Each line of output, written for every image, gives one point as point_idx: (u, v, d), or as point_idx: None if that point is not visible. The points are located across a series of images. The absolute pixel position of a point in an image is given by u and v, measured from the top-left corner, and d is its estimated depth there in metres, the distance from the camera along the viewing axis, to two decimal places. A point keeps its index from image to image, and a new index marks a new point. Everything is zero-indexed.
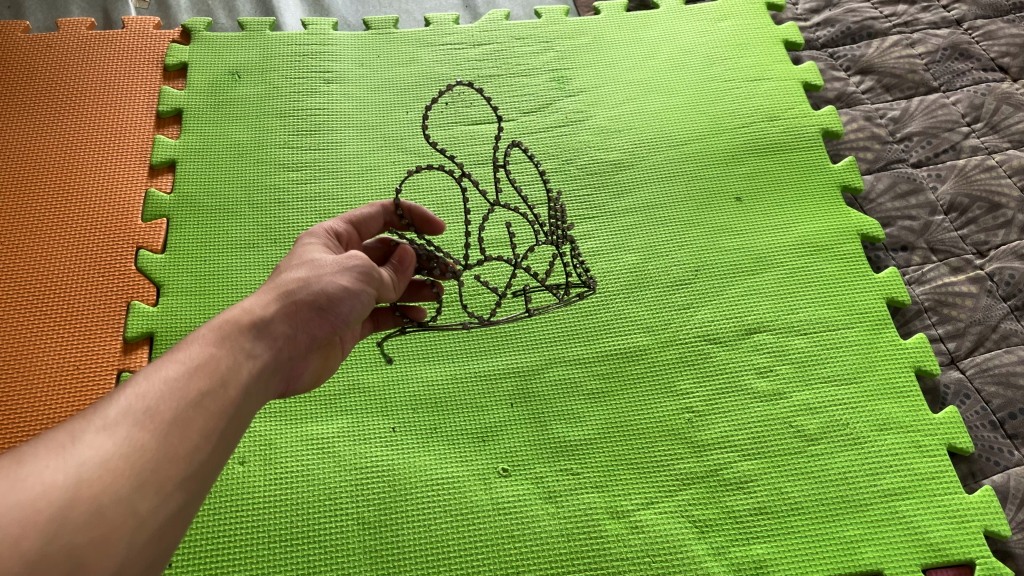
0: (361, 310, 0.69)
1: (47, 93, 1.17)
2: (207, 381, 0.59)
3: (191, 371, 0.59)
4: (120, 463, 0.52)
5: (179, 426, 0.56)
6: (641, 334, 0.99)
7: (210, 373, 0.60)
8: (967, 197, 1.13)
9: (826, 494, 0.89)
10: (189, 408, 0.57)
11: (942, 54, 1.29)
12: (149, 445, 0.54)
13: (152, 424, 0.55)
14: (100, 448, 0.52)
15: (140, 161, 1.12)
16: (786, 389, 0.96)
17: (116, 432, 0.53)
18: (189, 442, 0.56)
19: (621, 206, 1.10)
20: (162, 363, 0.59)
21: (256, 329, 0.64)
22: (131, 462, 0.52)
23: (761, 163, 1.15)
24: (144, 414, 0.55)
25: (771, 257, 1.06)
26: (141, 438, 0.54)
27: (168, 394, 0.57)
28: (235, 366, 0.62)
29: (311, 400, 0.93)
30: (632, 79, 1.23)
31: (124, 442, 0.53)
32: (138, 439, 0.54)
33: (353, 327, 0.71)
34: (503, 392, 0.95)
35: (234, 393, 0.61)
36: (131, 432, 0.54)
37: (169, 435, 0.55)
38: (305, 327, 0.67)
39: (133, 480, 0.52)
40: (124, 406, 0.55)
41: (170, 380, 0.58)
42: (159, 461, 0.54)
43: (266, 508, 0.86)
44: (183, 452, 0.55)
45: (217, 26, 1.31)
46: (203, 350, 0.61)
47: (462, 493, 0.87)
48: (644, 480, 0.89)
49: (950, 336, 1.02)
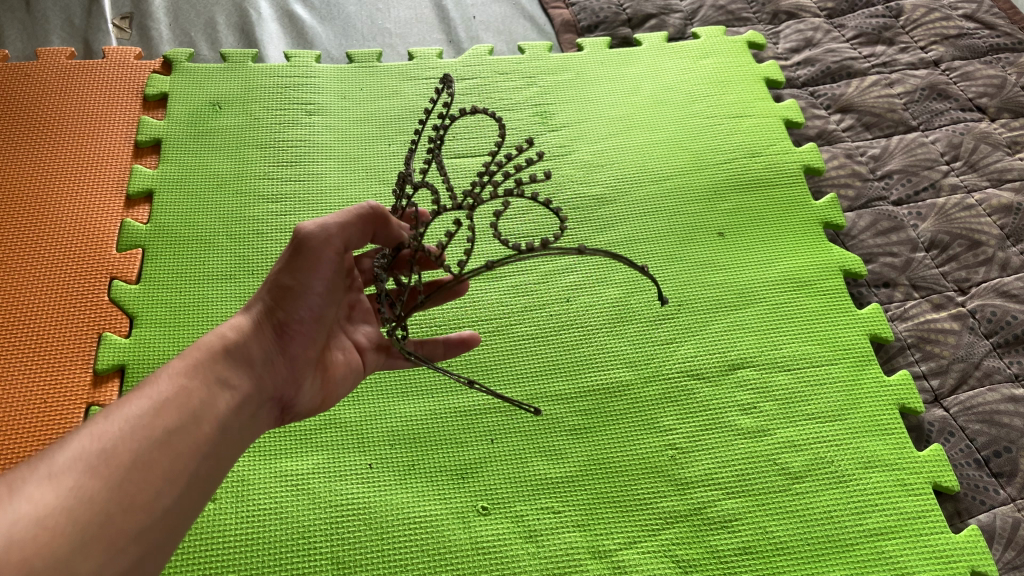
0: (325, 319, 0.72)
1: (24, 122, 1.15)
2: (172, 417, 0.60)
3: (156, 407, 0.60)
4: (63, 519, 0.51)
5: (136, 471, 0.56)
6: (624, 369, 0.97)
7: (175, 405, 0.61)
8: (947, 235, 1.14)
9: (812, 534, 0.88)
10: (150, 449, 0.57)
11: (921, 94, 1.30)
12: (100, 494, 0.53)
13: (106, 471, 0.55)
14: (44, 501, 0.51)
15: (118, 192, 1.10)
16: (770, 426, 0.94)
17: (64, 481, 0.53)
18: (149, 488, 0.56)
19: (603, 239, 1.09)
20: (126, 401, 0.60)
21: (229, 358, 0.66)
22: (77, 516, 0.52)
23: (744, 199, 1.15)
24: (99, 460, 0.55)
25: (754, 292, 1.05)
26: (92, 486, 0.53)
27: (128, 435, 0.57)
28: (203, 394, 0.63)
29: (288, 435, 0.90)
30: (615, 115, 1.23)
31: (72, 493, 0.52)
32: (89, 489, 0.53)
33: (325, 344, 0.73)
34: (484, 427, 0.93)
35: (204, 423, 0.61)
36: (81, 480, 0.53)
37: (125, 482, 0.55)
38: (279, 349, 0.69)
39: (78, 536, 0.51)
40: (78, 452, 0.55)
41: (132, 420, 0.58)
42: (111, 512, 0.53)
43: (237, 547, 0.83)
44: (140, 501, 0.55)
45: (200, 57, 1.30)
46: (170, 382, 0.62)
47: (440, 531, 0.85)
48: (627, 519, 0.87)
49: (933, 373, 1.02)
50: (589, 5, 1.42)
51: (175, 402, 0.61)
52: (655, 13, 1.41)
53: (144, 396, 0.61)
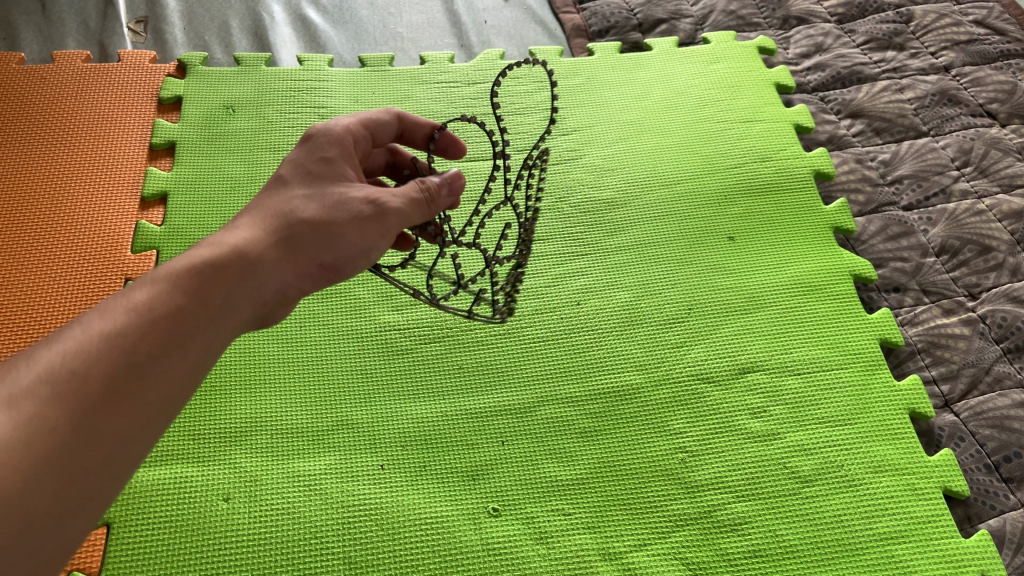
0: (359, 262, 0.67)
1: (39, 125, 1.16)
2: (161, 335, 0.55)
3: (146, 322, 0.55)
4: (24, 448, 0.48)
5: (110, 401, 0.52)
6: (635, 372, 0.98)
7: (168, 322, 0.56)
8: (958, 239, 1.14)
9: (822, 538, 0.88)
10: (129, 376, 0.53)
11: (931, 99, 1.30)
12: (65, 424, 0.50)
13: (75, 399, 0.51)
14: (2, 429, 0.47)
15: (132, 194, 1.11)
16: (780, 430, 0.95)
17: (26, 407, 0.49)
18: (121, 420, 0.52)
19: (614, 243, 1.09)
20: (108, 309, 0.56)
21: (236, 281, 0.61)
22: (37, 446, 0.48)
23: (754, 203, 1.15)
24: (69, 385, 0.51)
25: (764, 296, 1.05)
26: (57, 416, 0.50)
27: (106, 358, 0.53)
28: (203, 312, 0.58)
29: (300, 436, 0.91)
30: (625, 119, 1.24)
31: (34, 419, 0.49)
32: (54, 414, 0.50)
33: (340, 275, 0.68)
34: (495, 429, 0.93)
35: (196, 344, 0.57)
36: (46, 407, 0.50)
37: (96, 412, 0.51)
38: (288, 280, 0.64)
39: (35, 472, 0.48)
40: (48, 373, 0.51)
41: (114, 338, 0.54)
42: (73, 446, 0.50)
43: (249, 547, 0.83)
44: (107, 434, 0.51)
45: (214, 60, 1.31)
46: (164, 292, 0.57)
47: (452, 533, 0.86)
48: (637, 521, 0.88)
49: (944, 378, 1.02)
50: (600, 9, 1.43)
51: (170, 317, 0.56)
52: (666, 17, 1.42)
53: (131, 306, 0.56)
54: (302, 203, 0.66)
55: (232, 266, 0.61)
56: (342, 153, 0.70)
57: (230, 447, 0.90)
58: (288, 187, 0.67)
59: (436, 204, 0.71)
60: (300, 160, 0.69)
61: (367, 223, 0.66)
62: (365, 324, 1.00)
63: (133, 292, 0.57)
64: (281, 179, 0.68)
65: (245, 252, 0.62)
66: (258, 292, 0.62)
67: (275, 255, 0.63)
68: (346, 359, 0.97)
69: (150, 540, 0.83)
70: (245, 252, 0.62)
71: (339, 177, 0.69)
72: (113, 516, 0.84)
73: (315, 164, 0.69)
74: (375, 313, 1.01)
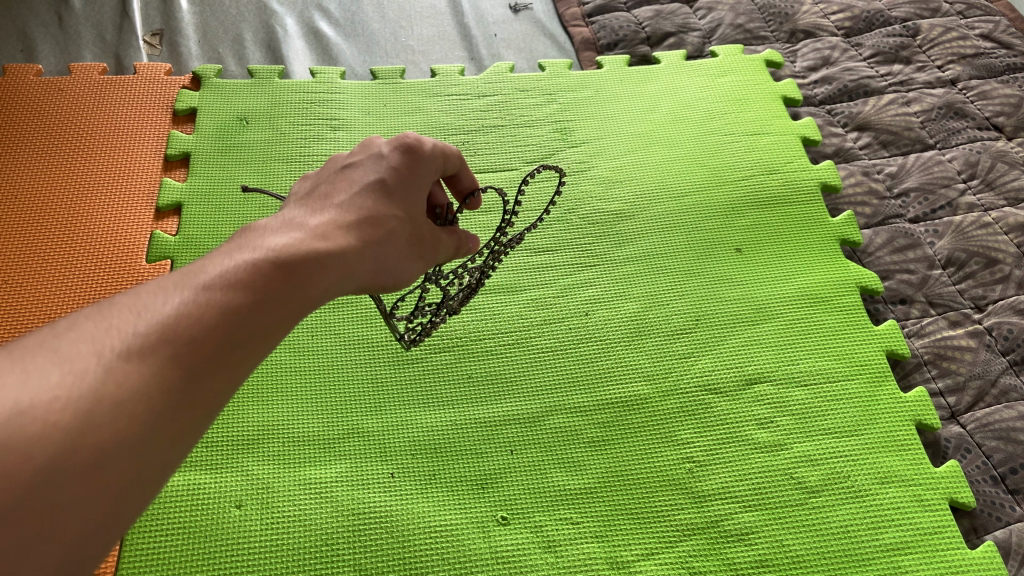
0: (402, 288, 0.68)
1: (57, 136, 1.18)
2: (274, 317, 0.52)
3: (262, 294, 0.52)
4: (142, 410, 0.44)
5: (218, 373, 0.49)
6: (642, 383, 0.99)
7: (283, 305, 0.53)
8: (964, 252, 1.15)
9: (828, 548, 0.88)
10: (239, 349, 0.50)
11: (938, 112, 1.31)
12: (179, 389, 0.46)
13: (192, 364, 0.47)
14: (124, 386, 0.44)
15: (147, 204, 1.13)
16: (787, 440, 0.95)
17: (148, 364, 0.45)
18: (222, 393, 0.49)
19: (621, 255, 1.11)
20: (227, 271, 0.52)
21: (338, 272, 0.58)
22: (152, 410, 0.45)
23: (760, 215, 1.16)
24: (189, 347, 0.47)
25: (770, 307, 1.06)
26: (173, 380, 0.46)
27: (223, 324, 0.49)
28: (311, 302, 0.55)
29: (312, 444, 0.92)
30: (632, 131, 1.25)
31: (154, 380, 0.45)
32: (171, 379, 0.46)
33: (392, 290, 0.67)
34: (503, 438, 0.94)
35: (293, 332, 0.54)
36: (163, 367, 0.46)
37: (204, 383, 0.48)
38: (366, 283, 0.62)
39: (146, 435, 0.44)
40: (168, 328, 0.47)
41: (231, 304, 0.50)
42: (183, 412, 0.46)
43: (261, 553, 0.84)
44: (211, 404, 0.48)
45: (227, 73, 1.33)
46: (284, 270, 0.54)
47: (461, 541, 0.87)
48: (644, 530, 0.88)
49: (950, 391, 1.02)
50: (608, 23, 1.44)
51: (286, 299, 0.53)
52: (674, 31, 1.43)
53: (251, 275, 0.52)
54: (398, 225, 0.64)
55: (340, 263, 0.58)
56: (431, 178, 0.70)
57: (243, 454, 0.91)
58: (389, 197, 0.65)
59: (460, 251, 0.76)
60: (402, 171, 0.67)
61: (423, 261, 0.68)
62: (375, 334, 1.01)
63: (253, 258, 0.53)
64: (382, 181, 0.65)
65: (351, 252, 0.59)
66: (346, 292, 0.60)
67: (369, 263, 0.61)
68: (357, 368, 0.98)
69: (164, 545, 0.84)
70: (350, 252, 0.59)
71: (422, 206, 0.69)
72: None
73: (412, 182, 0.67)
74: (385, 323, 1.02)
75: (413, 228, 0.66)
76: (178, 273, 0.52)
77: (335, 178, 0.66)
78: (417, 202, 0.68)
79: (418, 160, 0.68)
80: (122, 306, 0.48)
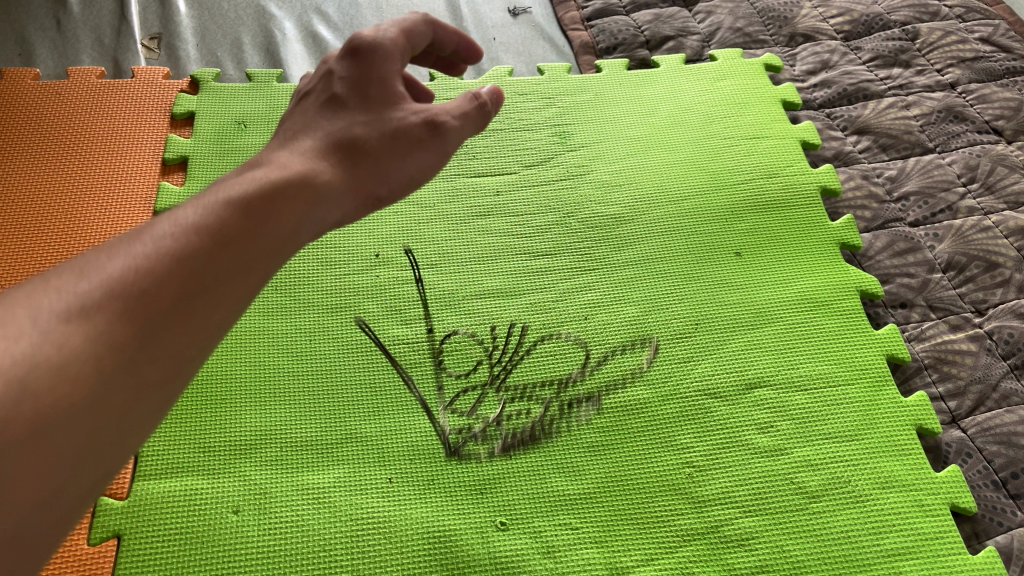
0: (419, 176, 0.67)
1: (52, 139, 1.18)
2: (234, 260, 0.52)
3: (216, 241, 0.52)
4: (89, 370, 0.44)
5: (176, 323, 0.48)
6: (642, 388, 0.98)
7: (243, 247, 0.53)
8: (964, 256, 1.14)
9: (828, 552, 0.88)
10: (196, 297, 0.50)
11: (937, 116, 1.31)
12: (132, 343, 0.46)
13: (144, 317, 0.47)
14: (70, 344, 0.44)
15: (144, 208, 1.12)
16: (787, 445, 0.95)
17: (95, 321, 0.45)
18: (185, 342, 0.49)
19: (621, 258, 1.10)
20: (179, 222, 0.52)
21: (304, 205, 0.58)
22: (102, 367, 0.45)
23: (761, 219, 1.16)
24: (138, 301, 0.47)
25: (771, 312, 1.06)
26: (124, 334, 0.46)
27: (175, 274, 0.49)
28: (276, 242, 0.55)
29: (310, 449, 0.92)
30: (632, 135, 1.25)
31: (103, 337, 0.45)
32: (121, 336, 0.46)
33: (398, 194, 0.67)
34: (503, 444, 0.94)
35: (260, 274, 0.54)
36: (112, 322, 0.46)
37: (160, 334, 0.48)
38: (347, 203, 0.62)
39: (99, 392, 0.44)
40: (115, 284, 0.47)
41: (183, 255, 0.50)
42: (139, 365, 0.47)
43: (259, 559, 0.84)
44: (170, 353, 0.48)
45: (226, 76, 1.33)
46: (240, 214, 0.54)
47: (461, 546, 0.86)
48: (644, 536, 0.88)
49: (950, 395, 1.02)
50: (607, 26, 1.44)
51: (246, 241, 0.53)
52: (673, 34, 1.43)
53: (203, 223, 0.52)
54: (363, 129, 0.64)
55: (304, 195, 0.58)
56: (396, 67, 0.69)
57: (240, 459, 0.90)
58: (347, 108, 0.66)
59: (487, 119, 0.71)
60: (353, 76, 0.67)
61: (425, 152, 0.66)
62: (373, 338, 1.01)
63: (207, 208, 0.53)
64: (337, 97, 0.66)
65: (315, 182, 0.59)
66: (320, 226, 0.60)
67: (341, 185, 0.61)
68: (355, 372, 0.98)
69: (161, 551, 0.84)
70: (315, 182, 0.59)
71: (396, 97, 0.67)
72: (123, 528, 0.85)
73: (372, 80, 0.67)
74: (384, 327, 1.02)
75: (384, 125, 0.65)
76: (127, 233, 0.52)
77: (295, 114, 0.67)
78: (383, 96, 0.67)
79: (366, 52, 0.67)
80: (64, 268, 0.48)
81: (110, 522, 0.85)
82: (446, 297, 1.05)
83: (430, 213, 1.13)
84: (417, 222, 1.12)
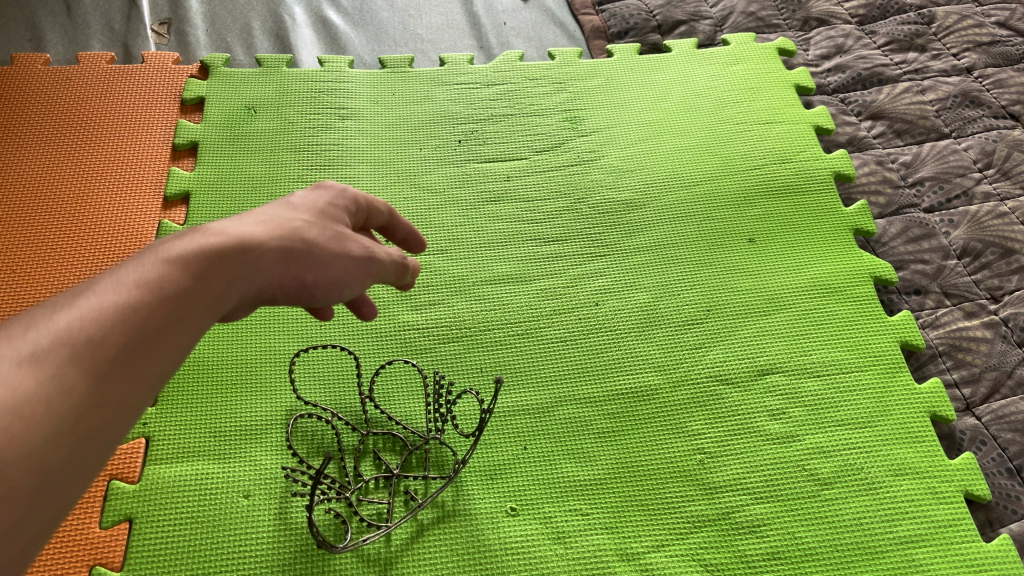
0: (344, 289, 0.64)
1: (63, 125, 1.18)
2: (175, 314, 0.50)
3: (159, 297, 0.50)
4: (42, 410, 0.42)
5: (122, 373, 0.47)
6: (653, 373, 0.98)
7: (183, 304, 0.51)
8: (980, 242, 1.13)
9: (841, 540, 0.87)
10: (141, 348, 0.48)
11: (953, 101, 1.29)
12: (81, 388, 0.45)
13: (91, 364, 0.45)
14: (23, 387, 0.42)
15: (154, 194, 1.12)
16: (799, 432, 0.94)
17: (45, 366, 0.44)
18: (129, 390, 0.47)
19: (633, 244, 1.09)
20: (121, 279, 0.50)
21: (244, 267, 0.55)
22: (54, 408, 0.43)
23: (773, 204, 1.15)
24: (84, 349, 0.46)
25: (784, 298, 1.05)
26: (73, 380, 0.44)
27: (120, 326, 0.47)
28: (213, 301, 0.53)
29: (324, 435, 0.92)
30: (643, 120, 1.24)
31: (54, 381, 0.44)
32: (70, 380, 0.44)
33: (326, 296, 0.64)
34: (513, 429, 0.93)
35: (197, 332, 0.52)
36: (59, 369, 0.44)
37: (106, 380, 0.46)
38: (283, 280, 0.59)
39: (52, 432, 0.43)
40: (62, 334, 0.45)
41: (126, 309, 0.48)
42: (88, 409, 0.45)
43: (269, 543, 0.84)
44: (115, 400, 0.46)
45: (235, 62, 1.32)
46: (181, 271, 0.52)
47: (472, 531, 0.86)
48: (655, 522, 0.88)
49: (965, 382, 1.01)
50: (618, 11, 1.42)
51: (186, 298, 0.51)
52: (685, 19, 1.42)
53: (145, 279, 0.50)
54: (308, 225, 0.62)
55: (244, 257, 0.55)
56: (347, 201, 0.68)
57: (250, 445, 0.90)
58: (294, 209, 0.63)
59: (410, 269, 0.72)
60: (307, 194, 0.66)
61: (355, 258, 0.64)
62: (383, 323, 1.00)
63: (147, 268, 0.51)
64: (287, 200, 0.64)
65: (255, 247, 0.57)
66: (253, 295, 0.57)
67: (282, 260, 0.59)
68: (366, 356, 0.98)
69: (172, 535, 0.84)
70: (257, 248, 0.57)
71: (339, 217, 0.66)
72: (135, 512, 0.85)
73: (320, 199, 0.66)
74: (393, 312, 1.01)
75: (325, 227, 0.63)
76: (70, 291, 0.50)
77: None
78: (330, 213, 0.65)
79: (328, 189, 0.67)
80: (13, 324, 0.46)
81: (121, 505, 0.85)
82: (456, 281, 1.04)
83: (439, 198, 1.13)
84: (428, 207, 1.12)
